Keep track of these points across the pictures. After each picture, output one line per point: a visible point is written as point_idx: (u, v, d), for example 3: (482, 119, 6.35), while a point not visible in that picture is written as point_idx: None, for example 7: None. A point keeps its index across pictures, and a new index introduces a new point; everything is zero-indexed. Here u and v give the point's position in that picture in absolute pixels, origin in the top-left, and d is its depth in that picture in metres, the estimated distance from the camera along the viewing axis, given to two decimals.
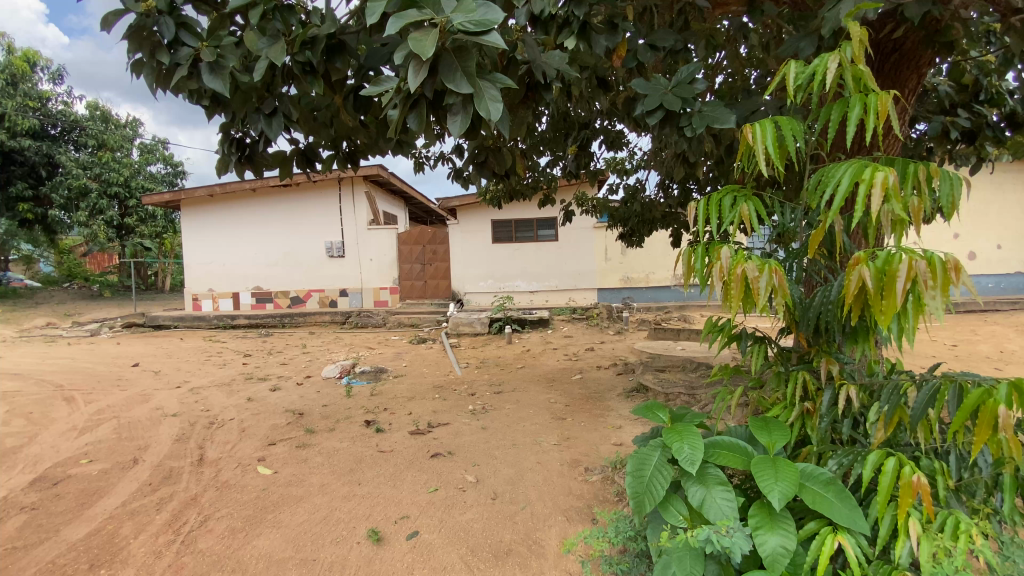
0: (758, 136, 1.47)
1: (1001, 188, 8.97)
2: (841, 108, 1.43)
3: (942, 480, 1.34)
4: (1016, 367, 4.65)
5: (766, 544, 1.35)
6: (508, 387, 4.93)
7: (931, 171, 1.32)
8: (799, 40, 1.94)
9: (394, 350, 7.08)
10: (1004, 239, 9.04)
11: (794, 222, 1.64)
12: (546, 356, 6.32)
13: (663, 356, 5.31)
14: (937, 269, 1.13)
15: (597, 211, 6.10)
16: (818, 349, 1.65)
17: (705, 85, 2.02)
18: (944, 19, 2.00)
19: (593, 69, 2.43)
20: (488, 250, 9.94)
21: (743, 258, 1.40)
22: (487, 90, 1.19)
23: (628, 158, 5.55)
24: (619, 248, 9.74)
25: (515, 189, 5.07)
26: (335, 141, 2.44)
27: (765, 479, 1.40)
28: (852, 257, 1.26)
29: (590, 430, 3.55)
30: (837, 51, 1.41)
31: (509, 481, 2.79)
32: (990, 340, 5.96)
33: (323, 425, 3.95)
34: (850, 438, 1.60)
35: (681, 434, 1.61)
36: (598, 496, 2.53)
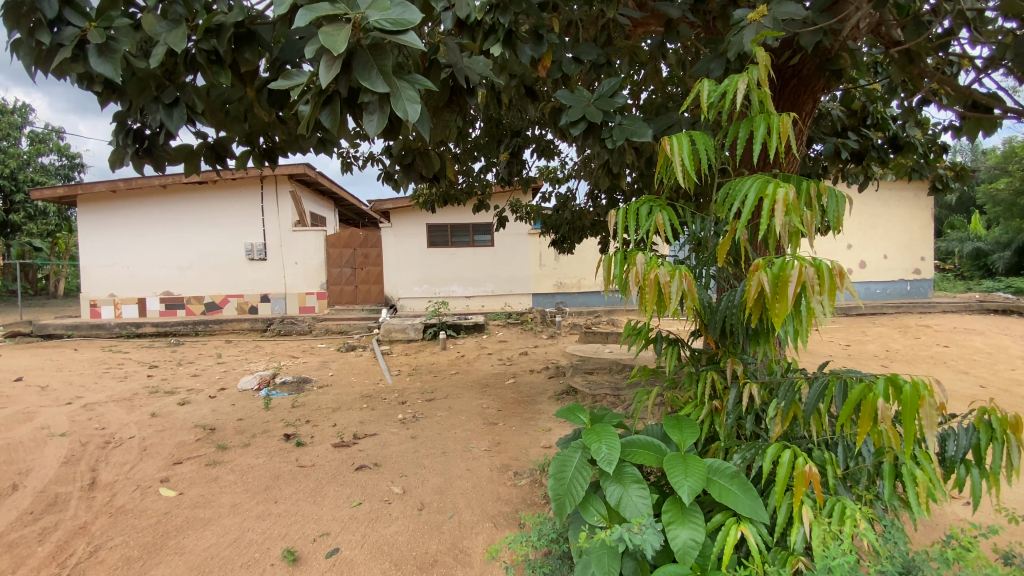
0: (674, 149, 1.55)
1: (886, 204, 10.10)
2: (747, 126, 1.53)
3: (831, 470, 1.47)
4: (898, 364, 5.22)
5: (677, 537, 1.41)
6: (440, 394, 4.86)
7: (821, 189, 1.45)
8: (710, 61, 2.06)
9: (321, 358, 6.77)
10: (889, 250, 10.19)
11: (705, 231, 1.74)
12: (480, 361, 6.30)
13: (593, 359, 5.48)
14: (824, 276, 1.24)
15: (531, 218, 6.19)
16: (725, 350, 1.76)
17: (625, 100, 2.10)
18: (833, 49, 2.20)
19: (521, 77, 2.46)
20: (422, 255, 9.78)
21: (656, 263, 1.46)
22: (405, 91, 1.15)
23: (560, 167, 5.69)
24: (552, 254, 9.92)
25: (448, 194, 5.04)
26: (249, 137, 2.29)
27: (676, 476, 1.47)
28: (751, 263, 1.34)
29: (521, 434, 3.58)
30: (744, 73, 1.51)
31: (437, 490, 2.73)
32: (876, 340, 6.67)
33: (238, 440, 3.69)
34: (753, 433, 1.71)
35: (600, 435, 1.65)
36: (526, 499, 2.55)
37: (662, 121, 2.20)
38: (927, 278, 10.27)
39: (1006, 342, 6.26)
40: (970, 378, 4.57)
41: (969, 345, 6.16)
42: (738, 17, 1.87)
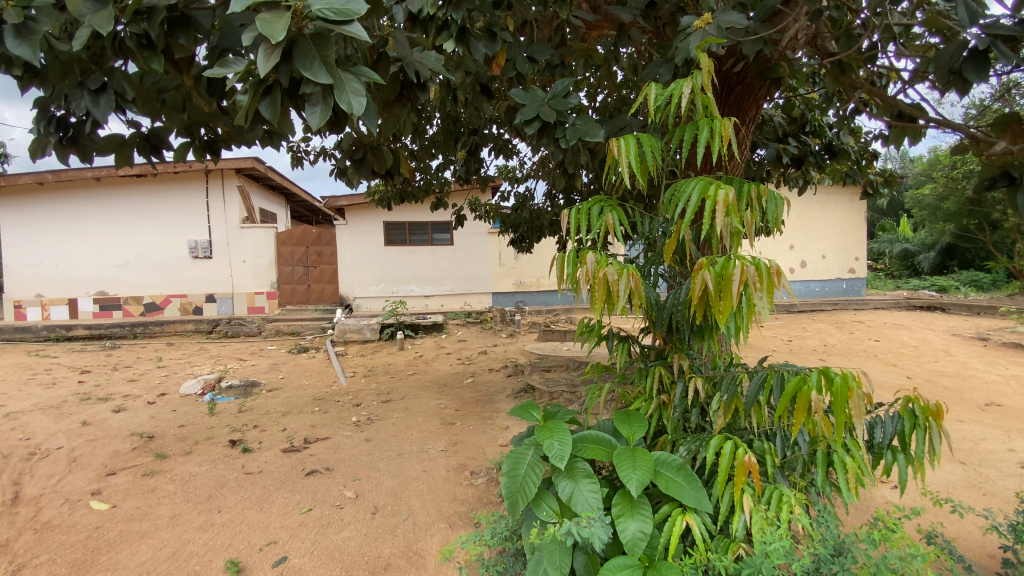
0: (623, 150, 1.58)
1: (824, 208, 10.71)
2: (692, 130, 1.58)
3: (770, 459, 1.53)
4: (835, 358, 5.54)
5: (627, 530, 1.44)
6: (396, 395, 4.77)
7: (761, 191, 1.51)
8: (659, 66, 2.09)
9: (271, 360, 6.51)
10: (828, 250, 10.81)
11: (653, 231, 1.78)
12: (439, 361, 6.23)
13: (551, 357, 5.54)
14: (763, 274, 1.29)
15: (490, 216, 6.18)
16: (672, 346, 1.82)
17: (578, 100, 2.12)
18: (773, 57, 2.28)
19: (476, 74, 2.45)
20: (379, 253, 9.59)
21: (605, 262, 1.48)
22: (349, 83, 1.12)
23: (519, 166, 5.71)
24: (511, 253, 9.94)
25: (405, 191, 4.96)
26: (188, 128, 2.17)
27: (625, 469, 1.50)
28: (695, 262, 1.37)
29: (478, 433, 3.56)
30: (689, 78, 1.55)
31: (392, 493, 2.68)
32: (816, 335, 7.06)
33: (179, 448, 3.49)
34: (698, 426, 1.77)
35: (552, 431, 1.67)
36: (483, 499, 2.54)
37: (615, 123, 2.23)
38: (860, 277, 10.97)
39: (931, 337, 6.75)
40: (897, 370, 4.90)
41: (897, 339, 6.61)
42: (685, 24, 1.93)
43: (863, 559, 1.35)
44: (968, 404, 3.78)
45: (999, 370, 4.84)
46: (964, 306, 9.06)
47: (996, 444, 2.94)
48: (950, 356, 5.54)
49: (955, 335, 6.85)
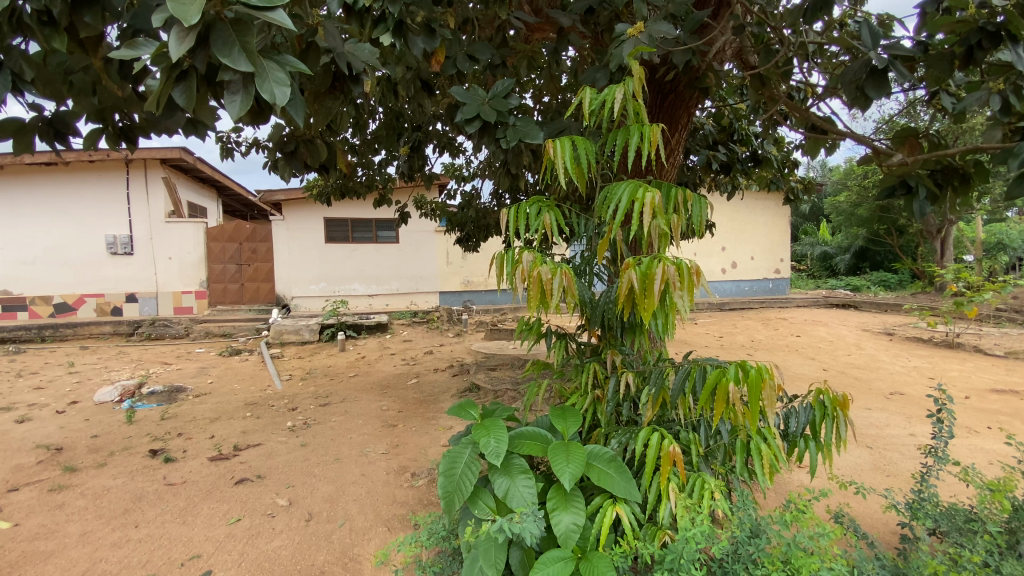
0: (559, 152, 1.61)
1: (753, 212, 11.38)
2: (624, 135, 1.62)
3: (694, 449, 1.62)
4: (761, 353, 5.91)
5: (560, 523, 1.47)
6: (336, 398, 4.63)
7: (686, 196, 1.59)
8: (596, 71, 2.13)
9: (199, 364, 6.12)
10: (756, 252, 11.51)
11: (588, 232, 1.83)
12: (382, 362, 6.09)
13: (496, 356, 5.56)
14: (683, 274, 1.36)
15: (435, 214, 6.11)
16: (607, 342, 1.88)
17: (518, 101, 2.13)
18: (701, 69, 2.40)
19: (417, 70, 2.44)
20: (320, 251, 9.26)
21: (540, 261, 1.51)
22: (272, 71, 1.07)
23: (465, 165, 5.69)
24: (458, 252, 9.89)
25: (347, 186, 4.83)
26: (100, 113, 2.00)
27: (558, 463, 1.54)
28: (623, 262, 1.42)
29: (421, 434, 3.52)
30: (621, 83, 1.60)
31: (328, 498, 2.60)
32: (744, 331, 7.49)
33: (91, 460, 3.22)
34: (630, 419, 1.84)
35: (489, 429, 1.67)
36: (423, 500, 2.52)
37: (555, 125, 2.26)
38: (785, 277, 11.76)
39: (845, 332, 7.34)
40: (815, 363, 5.30)
41: (816, 335, 7.14)
42: (619, 32, 2.00)
43: (776, 540, 1.45)
44: (874, 393, 4.14)
45: (902, 362, 5.33)
46: (874, 304, 9.92)
47: (896, 429, 3.25)
48: (860, 350, 6.05)
49: (865, 330, 7.47)
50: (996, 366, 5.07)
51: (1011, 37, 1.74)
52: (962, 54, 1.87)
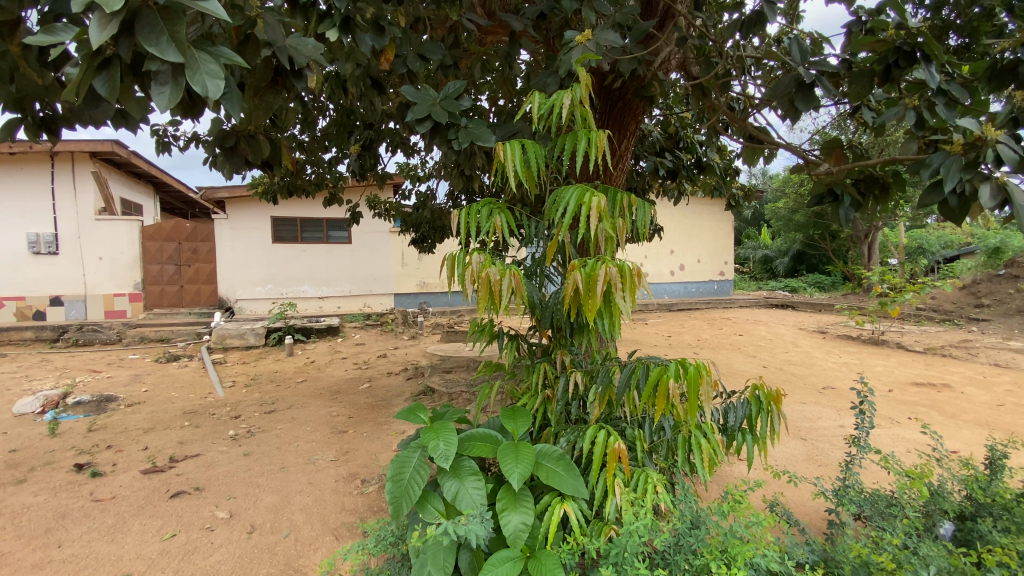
0: (509, 155, 1.61)
1: (700, 216, 11.85)
2: (572, 140, 1.65)
3: (639, 445, 1.68)
4: (707, 351, 6.16)
5: (510, 523, 1.48)
6: (283, 404, 4.46)
7: (632, 200, 1.64)
8: (546, 76, 2.15)
9: (132, 371, 5.74)
10: (702, 256, 12.00)
11: (538, 234, 1.85)
12: (332, 366, 5.92)
13: (452, 359, 5.52)
14: (625, 276, 1.40)
15: (389, 215, 6.00)
16: (557, 342, 1.92)
17: (470, 103, 2.12)
18: (647, 78, 2.47)
19: (367, 68, 2.39)
20: (267, 251, 8.91)
21: (490, 262, 1.51)
22: (205, 64, 1.03)
23: (420, 165, 5.63)
24: (414, 253, 9.74)
25: (295, 184, 4.67)
26: (17, 101, 1.84)
27: (507, 463, 1.55)
28: (568, 264, 1.44)
29: (372, 439, 3.45)
30: (569, 89, 1.62)
31: (272, 509, 2.51)
32: (691, 331, 7.79)
33: (6, 477, 2.95)
34: (580, 417, 1.88)
35: (438, 432, 1.66)
36: (373, 507, 2.47)
37: (507, 128, 2.26)
38: (729, 279, 12.31)
39: (783, 331, 7.77)
40: (756, 361, 5.57)
41: (757, 334, 7.51)
42: (569, 38, 2.03)
43: (714, 530, 1.51)
44: (809, 388, 4.40)
45: (833, 358, 5.70)
46: (810, 304, 10.54)
47: (828, 421, 3.46)
48: (796, 347, 6.41)
49: (802, 329, 7.93)
50: (915, 361, 5.50)
51: (924, 57, 1.89)
52: (881, 72, 2.02)
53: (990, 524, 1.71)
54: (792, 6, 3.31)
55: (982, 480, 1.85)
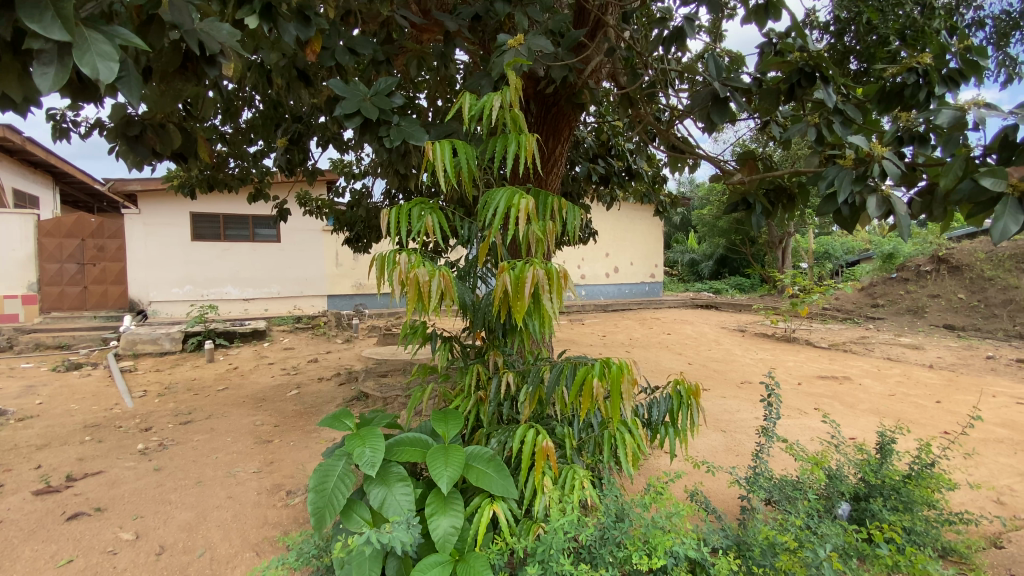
0: (438, 154, 1.59)
1: (632, 221, 12.34)
2: (503, 142, 1.65)
3: (568, 443, 1.72)
4: (638, 350, 6.41)
5: (439, 527, 1.47)
6: (201, 414, 4.16)
7: (561, 203, 1.67)
8: (481, 78, 2.13)
9: (23, 382, 5.13)
10: (635, 258, 12.50)
11: (471, 235, 1.84)
12: (258, 373, 5.59)
13: (387, 362, 5.38)
14: (553, 277, 1.43)
15: (321, 213, 5.76)
16: (490, 343, 1.93)
17: (402, 100, 2.07)
18: (578, 85, 2.53)
19: (293, 58, 2.28)
20: (185, 249, 8.30)
21: (418, 262, 1.47)
22: (98, 45, 0.95)
23: (354, 162, 5.45)
24: (348, 253, 9.40)
25: (216, 178, 4.37)
26: None
27: (437, 467, 1.53)
28: (497, 265, 1.44)
29: (299, 448, 3.29)
30: (499, 91, 1.62)
31: (186, 527, 2.33)
32: (624, 330, 8.08)
33: None
34: (511, 417, 1.89)
35: (364, 438, 1.61)
36: (298, 519, 2.35)
37: (442, 128, 2.21)
38: (659, 281, 12.90)
39: (707, 329, 8.24)
40: (682, 358, 5.87)
41: (684, 333, 7.90)
42: (502, 40, 2.03)
43: (637, 522, 1.58)
44: (729, 383, 4.68)
45: (751, 355, 6.10)
46: (732, 305, 11.25)
47: (746, 414, 3.69)
48: (719, 345, 6.81)
49: (723, 328, 8.44)
50: (821, 356, 6.00)
51: (822, 78, 2.08)
52: (786, 90, 2.19)
53: (881, 504, 1.91)
54: (715, 25, 3.52)
55: (874, 463, 2.04)
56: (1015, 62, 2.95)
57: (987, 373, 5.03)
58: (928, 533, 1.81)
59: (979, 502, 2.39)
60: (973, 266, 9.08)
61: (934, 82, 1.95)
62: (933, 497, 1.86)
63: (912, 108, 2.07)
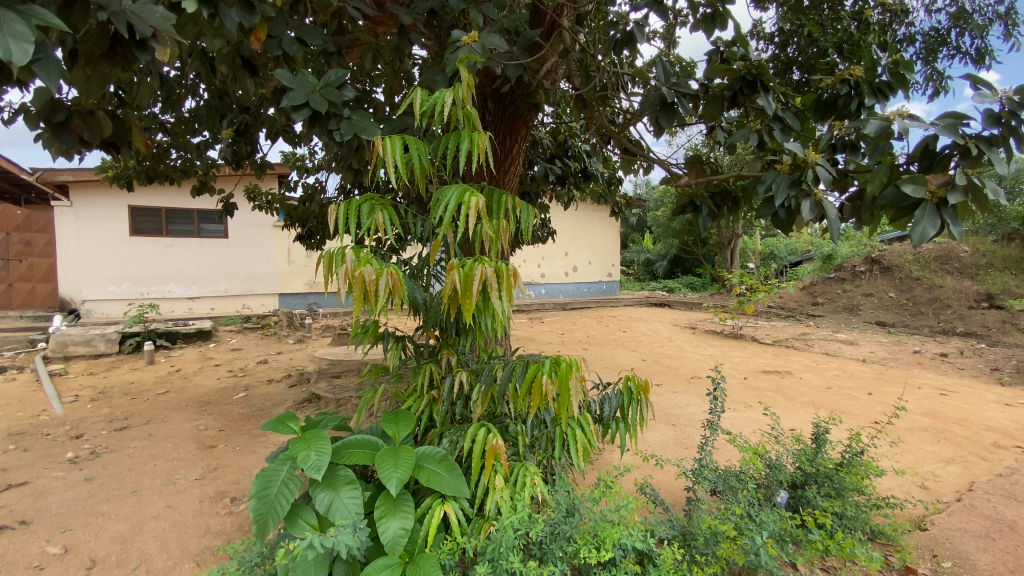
0: (388, 150, 1.56)
1: (590, 221, 12.56)
2: (455, 140, 1.63)
3: (520, 440, 1.73)
4: (595, 347, 6.52)
5: (388, 529, 1.44)
6: (139, 419, 3.93)
7: (515, 202, 1.67)
8: (436, 73, 2.10)
9: None
10: (593, 258, 12.72)
11: (423, 233, 1.81)
12: (203, 375, 5.33)
13: (341, 363, 5.24)
14: (502, 277, 1.43)
15: (271, 208, 5.55)
16: (444, 343, 1.91)
17: (353, 93, 2.01)
18: (532, 85, 2.54)
19: (236, 45, 2.19)
20: (122, 245, 7.83)
21: (365, 260, 1.44)
22: (9, 24, 0.87)
23: (307, 156, 5.29)
24: (301, 251, 9.09)
25: (155, 170, 4.13)
26: None
27: (386, 469, 1.51)
28: (447, 263, 1.42)
29: (246, 453, 3.17)
30: (451, 88, 1.60)
31: (120, 539, 2.19)
32: (582, 328, 8.21)
33: None
34: (464, 416, 1.89)
35: (309, 442, 1.57)
36: (243, 527, 2.26)
37: (396, 122, 2.16)
38: (616, 280, 13.19)
39: (661, 327, 8.49)
40: (637, 355, 6.01)
41: (638, 330, 8.11)
42: (456, 37, 2.01)
43: (587, 516, 1.60)
44: (680, 378, 4.83)
45: (701, 351, 6.32)
46: (685, 303, 11.62)
47: (695, 408, 3.83)
48: (671, 341, 7.03)
49: (676, 325, 8.72)
50: (766, 352, 6.29)
51: (763, 87, 2.18)
52: (730, 97, 2.28)
53: (815, 490, 2.02)
54: (669, 31, 3.62)
55: (810, 452, 2.16)
56: (940, 76, 3.19)
57: (914, 366, 5.42)
58: (858, 518, 1.94)
59: (906, 487, 2.57)
60: (902, 266, 9.73)
61: (864, 94, 2.08)
62: (862, 483, 1.99)
63: (844, 118, 2.19)
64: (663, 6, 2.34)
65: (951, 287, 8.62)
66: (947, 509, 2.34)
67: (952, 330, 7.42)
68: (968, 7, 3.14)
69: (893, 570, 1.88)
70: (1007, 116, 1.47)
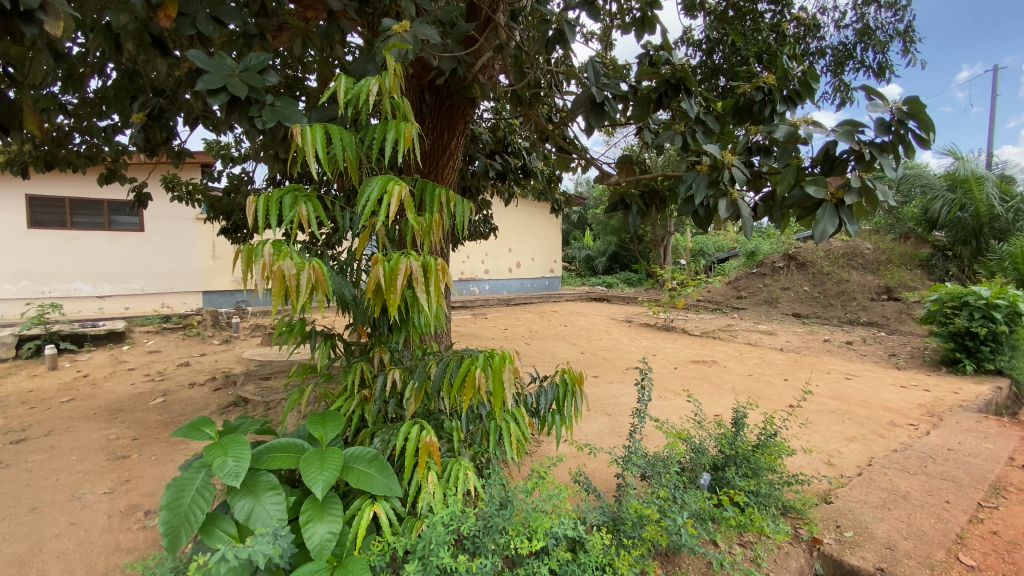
0: (308, 139, 1.49)
1: (534, 218, 12.71)
2: (382, 130, 1.58)
3: (455, 436, 1.73)
4: (536, 341, 6.61)
5: (314, 535, 1.39)
6: (40, 430, 3.57)
7: (449, 196, 1.64)
8: (366, 62, 2.03)
9: None
10: (536, 255, 12.86)
11: (350, 226, 1.75)
12: (114, 380, 4.90)
13: (271, 364, 4.99)
14: (429, 270, 1.40)
15: (192, 199, 5.19)
16: (376, 341, 1.87)
17: (277, 79, 1.91)
18: (468, 79, 2.52)
19: (146, 22, 2.02)
20: (19, 240, 7.12)
21: (285, 253, 1.37)
22: None
23: (234, 144, 4.98)
24: (228, 246, 8.52)
25: (55, 156, 3.76)
26: None
27: (311, 473, 1.45)
28: (372, 256, 1.38)
29: (163, 462, 2.95)
30: (377, 77, 1.55)
31: (12, 563, 1.98)
32: (524, 323, 8.29)
33: None
34: (397, 416, 1.85)
35: (227, 447, 1.49)
36: (157, 541, 2.11)
37: (324, 111, 2.08)
38: (558, 276, 13.43)
39: (599, 321, 8.74)
40: (576, 348, 6.16)
41: (579, 324, 8.31)
42: (386, 25, 1.95)
43: (520, 508, 1.62)
44: (616, 370, 5.01)
45: (636, 344, 6.57)
46: (623, 298, 12.02)
47: (629, 398, 3.98)
48: (608, 335, 7.24)
49: (613, 319, 9.00)
50: (695, 343, 6.64)
51: (685, 90, 2.28)
52: (655, 99, 2.38)
53: (734, 471, 2.15)
54: (605, 33, 3.71)
55: (730, 436, 2.30)
56: (847, 87, 3.47)
57: (824, 354, 5.90)
58: (772, 495, 2.09)
59: (814, 464, 2.81)
60: (816, 262, 10.56)
61: (776, 100, 2.23)
62: (776, 463, 2.14)
63: (759, 122, 2.34)
64: (595, 7, 2.39)
65: (856, 282, 9.44)
66: (850, 483, 2.58)
67: (858, 320, 8.14)
68: (872, 24, 3.44)
69: (802, 541, 2.04)
70: (896, 124, 1.63)
